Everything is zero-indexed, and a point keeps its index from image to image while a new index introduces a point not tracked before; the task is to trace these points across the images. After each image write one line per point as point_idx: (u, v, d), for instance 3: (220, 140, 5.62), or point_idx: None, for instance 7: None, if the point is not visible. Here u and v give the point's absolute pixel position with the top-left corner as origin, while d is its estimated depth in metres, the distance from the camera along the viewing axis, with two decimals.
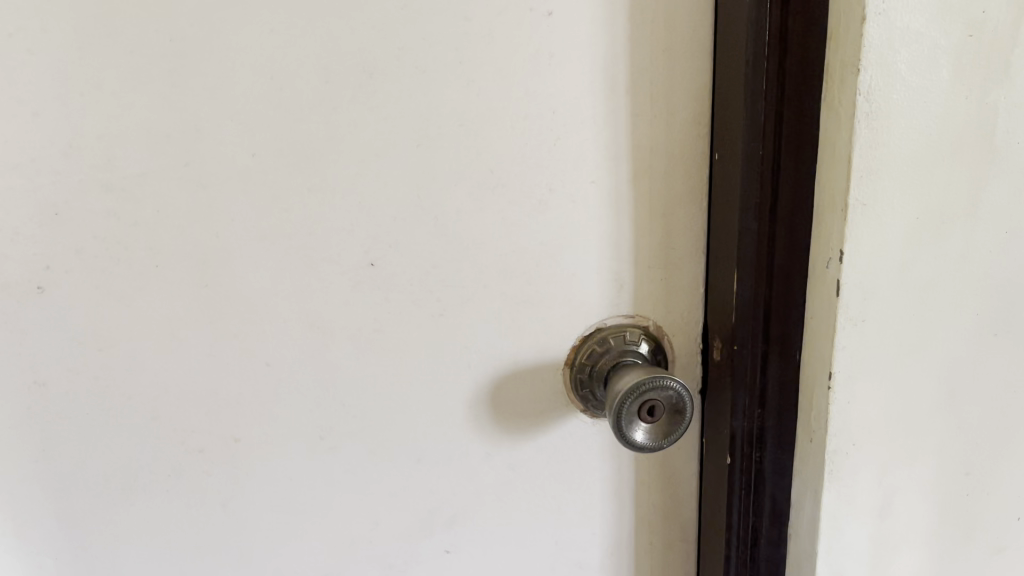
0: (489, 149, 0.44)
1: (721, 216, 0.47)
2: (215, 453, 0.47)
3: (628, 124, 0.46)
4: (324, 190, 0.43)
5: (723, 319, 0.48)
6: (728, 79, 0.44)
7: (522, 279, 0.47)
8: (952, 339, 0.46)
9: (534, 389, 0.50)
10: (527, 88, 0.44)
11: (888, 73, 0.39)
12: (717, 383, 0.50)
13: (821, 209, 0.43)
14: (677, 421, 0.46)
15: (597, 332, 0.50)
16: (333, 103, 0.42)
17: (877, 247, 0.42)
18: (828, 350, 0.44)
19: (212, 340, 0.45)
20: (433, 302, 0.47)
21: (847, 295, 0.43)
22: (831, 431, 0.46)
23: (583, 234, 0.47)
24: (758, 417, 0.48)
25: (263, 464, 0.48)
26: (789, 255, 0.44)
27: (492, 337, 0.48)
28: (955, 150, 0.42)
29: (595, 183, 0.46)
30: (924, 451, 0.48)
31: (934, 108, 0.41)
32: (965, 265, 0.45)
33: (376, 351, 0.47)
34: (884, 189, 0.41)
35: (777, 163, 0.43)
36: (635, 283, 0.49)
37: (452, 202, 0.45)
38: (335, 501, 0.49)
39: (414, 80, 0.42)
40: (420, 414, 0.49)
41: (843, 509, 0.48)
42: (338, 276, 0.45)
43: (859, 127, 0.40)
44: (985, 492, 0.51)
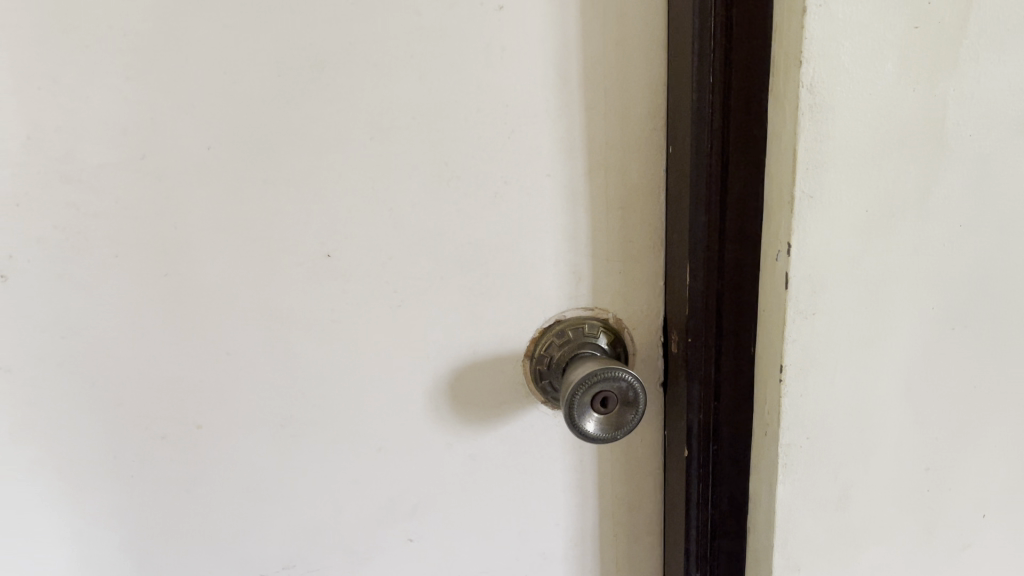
0: (443, 142, 0.45)
1: (676, 209, 0.47)
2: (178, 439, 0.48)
3: (583, 117, 0.46)
4: (279, 181, 0.44)
5: (679, 312, 0.48)
6: (679, 72, 0.44)
7: (479, 271, 0.48)
8: (907, 333, 0.46)
9: (493, 380, 0.51)
10: (480, 81, 0.44)
11: (832, 65, 0.39)
12: (676, 375, 0.50)
13: (770, 202, 0.43)
14: (630, 413, 0.46)
15: (557, 324, 0.50)
16: (286, 96, 0.43)
17: (825, 240, 0.42)
18: (779, 343, 0.44)
19: (173, 329, 0.46)
20: (390, 293, 0.47)
21: (796, 288, 0.43)
22: (784, 423, 0.46)
23: (540, 227, 0.48)
24: (713, 409, 0.48)
25: (226, 451, 0.49)
26: (739, 247, 0.44)
27: (450, 328, 0.49)
28: (903, 143, 0.42)
29: (550, 176, 0.47)
30: (880, 446, 0.48)
31: (880, 101, 0.41)
32: (918, 258, 0.45)
33: (334, 341, 0.48)
34: (831, 182, 0.41)
35: (726, 156, 0.43)
36: (593, 275, 0.50)
37: (407, 194, 0.46)
38: (297, 489, 0.50)
39: (366, 74, 0.43)
40: (380, 403, 0.50)
41: (799, 503, 0.48)
42: (295, 267, 0.46)
43: (803, 120, 0.40)
44: (948, 489, 0.51)
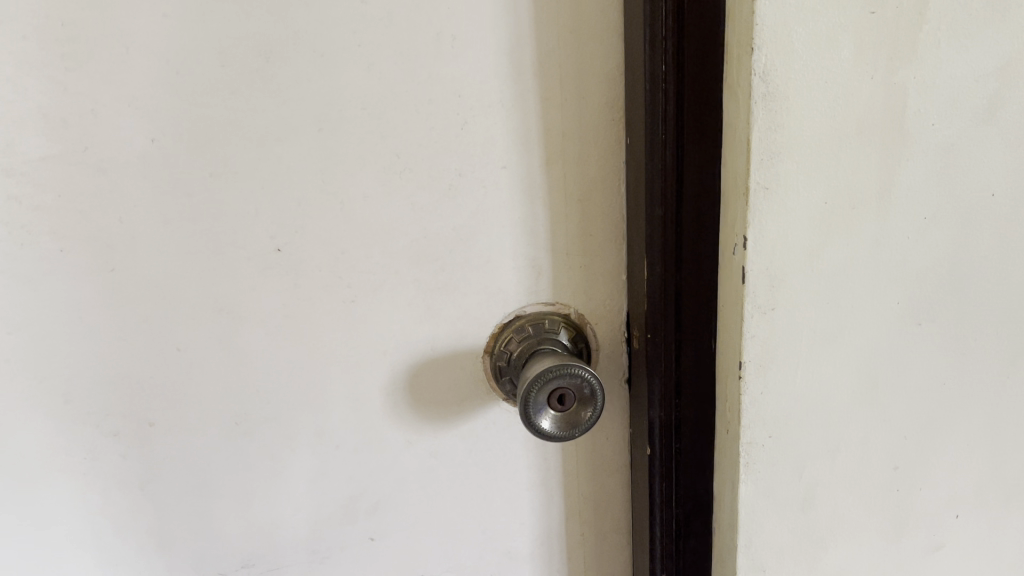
0: (393, 134, 0.44)
1: (634, 201, 0.46)
2: (129, 436, 0.48)
3: (538, 108, 0.45)
4: (226, 174, 0.44)
5: (639, 307, 0.47)
6: (633, 61, 0.43)
7: (435, 265, 0.47)
8: (871, 328, 0.45)
9: (453, 376, 0.50)
10: (430, 71, 0.43)
11: (784, 52, 0.38)
12: (638, 373, 0.49)
13: (727, 194, 0.42)
14: (587, 411, 0.45)
15: (516, 320, 0.49)
16: (230, 88, 0.42)
17: (783, 233, 0.41)
18: (738, 339, 0.43)
19: (121, 324, 0.46)
20: (343, 288, 0.47)
21: (753, 282, 0.42)
22: (744, 421, 0.45)
23: (496, 220, 0.47)
24: (675, 407, 0.47)
25: (180, 447, 0.49)
26: (697, 240, 0.43)
27: (407, 324, 0.48)
28: (862, 132, 0.41)
29: (506, 168, 0.46)
30: (846, 443, 0.47)
31: (836, 89, 0.39)
32: (880, 250, 0.43)
33: (287, 336, 0.47)
34: (786, 173, 0.40)
35: (680, 146, 0.42)
36: (553, 270, 0.48)
37: (357, 186, 0.45)
38: (253, 486, 0.50)
39: (311, 63, 0.42)
40: (336, 400, 0.49)
41: (762, 502, 0.46)
42: (245, 261, 0.45)
43: (756, 110, 0.39)
44: (918, 488, 0.49)
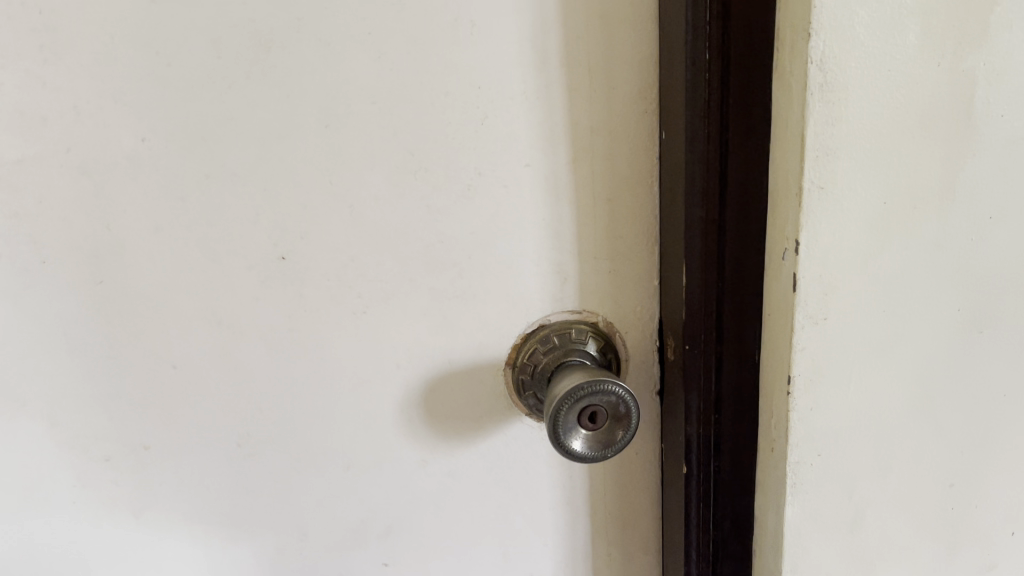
0: (406, 129, 0.40)
1: (669, 201, 0.42)
2: (121, 459, 0.45)
3: (564, 99, 0.41)
4: (223, 176, 0.40)
5: (674, 316, 0.44)
6: (670, 48, 0.39)
7: (451, 272, 0.43)
8: (929, 338, 0.41)
9: (472, 391, 0.46)
10: (446, 60, 0.39)
11: (844, 37, 0.34)
12: (672, 385, 0.45)
13: (775, 194, 0.38)
14: (620, 430, 0.42)
15: (540, 329, 0.45)
16: (226, 80, 0.38)
17: (837, 236, 0.38)
18: (786, 352, 0.40)
19: (110, 341, 0.42)
20: (352, 298, 0.43)
21: (805, 290, 0.38)
22: (792, 439, 0.41)
23: (518, 222, 0.43)
24: (714, 423, 0.43)
25: (175, 472, 0.45)
26: (741, 244, 0.40)
27: (421, 335, 0.44)
28: (927, 125, 0.37)
29: (529, 166, 0.42)
30: (899, 461, 0.43)
31: (901, 78, 0.36)
32: (943, 254, 0.40)
33: (292, 350, 0.43)
34: (844, 171, 0.36)
35: (724, 142, 0.38)
36: (579, 275, 0.45)
37: (367, 188, 0.41)
38: (256, 510, 0.47)
39: (315, 53, 0.38)
40: (345, 417, 0.45)
41: (809, 525, 0.43)
42: (245, 270, 0.42)
43: (812, 101, 0.35)
44: (973, 507, 0.46)
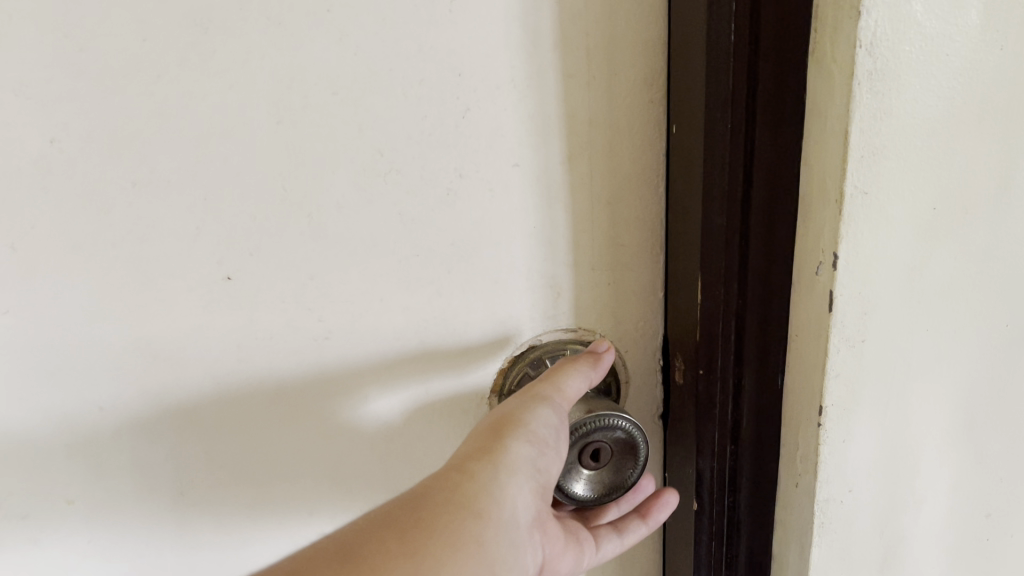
0: (375, 125, 0.34)
1: (680, 204, 0.36)
2: (54, 482, 0.39)
3: (560, 88, 0.35)
4: (156, 184, 0.34)
5: (684, 335, 0.38)
6: (682, 28, 0.33)
7: (429, 289, 0.38)
8: (972, 356, 0.36)
9: (454, 423, 0.42)
10: (421, 43, 0.33)
11: (901, 16, 0.28)
12: (681, 411, 0.40)
13: (810, 197, 0.32)
14: (630, 468, 0.38)
15: (531, 351, 0.40)
16: (156, 68, 0.32)
17: (880, 248, 0.32)
18: (817, 380, 0.34)
19: (23, 383, 0.37)
20: (314, 321, 0.37)
21: (842, 310, 0.33)
22: (821, 477, 0.36)
23: (506, 231, 0.37)
24: (729, 455, 0.38)
25: (121, 488, 0.40)
26: (767, 256, 0.34)
27: (394, 363, 0.39)
28: (983, 118, 0.32)
29: (518, 166, 0.36)
30: (935, 493, 0.39)
31: (959, 64, 0.30)
32: (991, 264, 0.35)
33: (244, 382, 0.38)
34: (890, 173, 0.31)
35: (750, 140, 0.32)
36: (574, 289, 0.39)
37: (330, 194, 0.35)
38: (211, 528, 0.42)
39: (265, 34, 0.32)
40: (309, 455, 0.41)
41: (838, 567, 0.38)
42: (185, 294, 0.36)
43: (859, 92, 0.29)
44: (1004, 535, 0.42)
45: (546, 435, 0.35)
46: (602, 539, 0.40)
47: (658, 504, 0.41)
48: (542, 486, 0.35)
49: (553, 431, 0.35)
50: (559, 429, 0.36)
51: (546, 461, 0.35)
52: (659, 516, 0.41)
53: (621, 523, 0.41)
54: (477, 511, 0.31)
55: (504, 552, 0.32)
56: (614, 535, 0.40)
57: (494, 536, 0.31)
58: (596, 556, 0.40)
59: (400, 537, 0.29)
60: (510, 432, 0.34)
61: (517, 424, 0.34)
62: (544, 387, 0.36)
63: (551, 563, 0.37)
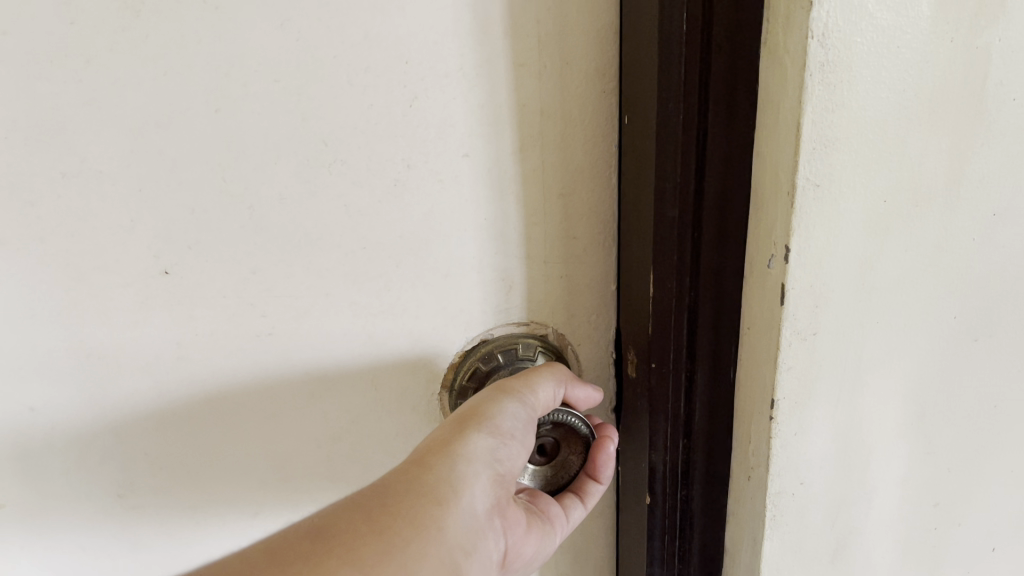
0: (318, 114, 0.33)
1: (632, 197, 0.36)
2: None
3: (511, 77, 0.34)
4: (86, 175, 0.33)
5: (638, 329, 0.37)
6: (634, 17, 0.32)
7: (377, 283, 0.37)
8: (921, 348, 0.37)
9: (404, 424, 0.41)
10: (368, 29, 0.32)
11: (854, 6, 0.28)
12: (634, 405, 0.40)
13: (763, 190, 0.32)
14: (574, 455, 0.40)
15: (482, 345, 0.40)
16: (86, 54, 0.31)
17: (832, 242, 0.32)
18: (769, 373, 0.34)
19: None
20: (256, 317, 0.37)
21: (794, 303, 0.32)
22: (773, 470, 0.35)
23: (456, 223, 0.37)
24: (682, 450, 0.38)
25: (54, 482, 0.40)
26: (719, 249, 0.34)
27: (342, 359, 0.39)
28: (935, 110, 0.32)
29: (468, 156, 0.35)
30: (886, 485, 0.39)
31: (911, 57, 0.30)
32: (942, 256, 0.35)
33: (183, 379, 0.38)
34: (842, 166, 0.31)
35: (703, 131, 0.32)
36: (526, 283, 0.39)
37: (271, 186, 0.34)
38: (137, 517, 0.42)
39: (201, 19, 0.31)
40: (256, 454, 0.41)
41: (790, 559, 0.38)
42: (120, 290, 0.36)
43: (811, 84, 0.29)
44: (955, 526, 0.43)
45: (515, 423, 0.35)
46: (568, 507, 0.41)
47: (597, 458, 0.39)
48: (507, 471, 0.35)
49: (521, 423, 0.35)
50: (528, 420, 0.36)
51: (513, 447, 0.35)
52: (606, 468, 0.39)
53: (582, 486, 0.41)
54: (441, 494, 0.32)
55: (471, 539, 0.33)
56: (580, 501, 0.41)
57: (459, 519, 0.32)
58: (568, 527, 0.40)
59: (367, 519, 0.29)
60: (473, 425, 0.34)
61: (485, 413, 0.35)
62: (515, 383, 0.36)
63: (527, 546, 0.37)
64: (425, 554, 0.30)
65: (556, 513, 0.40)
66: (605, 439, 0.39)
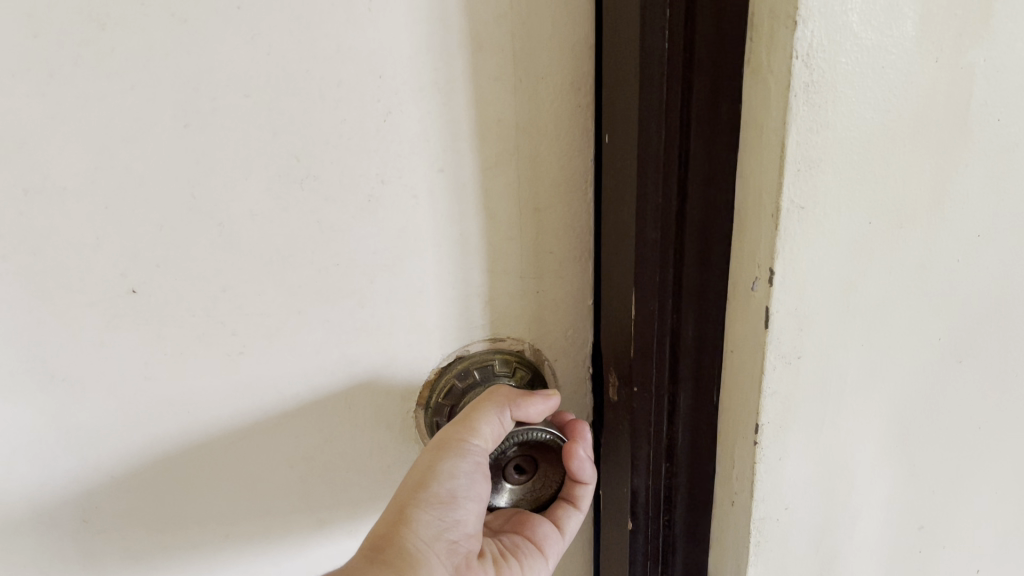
0: (289, 129, 0.33)
1: (612, 216, 0.35)
2: None
3: (485, 91, 0.34)
4: (50, 192, 0.32)
5: (619, 351, 0.37)
6: (614, 35, 0.32)
7: (350, 300, 0.37)
8: (904, 370, 0.36)
9: (376, 441, 0.41)
10: (340, 43, 0.32)
11: (837, 26, 0.28)
12: (615, 428, 0.39)
13: (746, 211, 0.31)
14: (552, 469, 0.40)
15: (458, 361, 0.40)
16: (48, 68, 0.30)
17: (817, 263, 0.31)
18: (753, 396, 0.33)
19: None
20: (227, 336, 0.36)
21: (779, 326, 0.31)
22: (757, 496, 0.34)
23: (430, 238, 0.36)
24: (665, 473, 0.37)
25: (15, 507, 0.39)
26: (702, 269, 0.33)
27: (314, 377, 0.38)
28: (920, 130, 0.31)
29: (443, 172, 0.35)
30: (870, 507, 0.38)
31: (895, 77, 0.30)
32: (926, 276, 0.35)
33: (150, 399, 0.37)
34: (827, 187, 0.30)
35: (684, 151, 0.31)
36: (501, 298, 0.39)
37: (241, 202, 0.34)
38: (104, 541, 0.41)
39: (168, 33, 0.30)
40: (227, 474, 0.40)
41: None
42: (85, 309, 0.34)
43: (795, 104, 0.28)
44: (939, 546, 0.43)
45: (461, 479, 0.36)
46: (563, 517, 0.41)
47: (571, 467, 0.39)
48: (463, 521, 0.37)
49: (467, 478, 0.36)
50: (476, 468, 0.36)
51: (465, 498, 0.37)
52: (586, 470, 0.39)
53: (573, 491, 0.41)
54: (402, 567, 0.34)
55: None
56: (574, 506, 0.41)
57: None
58: (568, 537, 0.41)
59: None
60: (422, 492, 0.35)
61: (429, 476, 0.35)
62: (456, 432, 0.36)
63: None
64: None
65: (546, 536, 0.41)
66: (574, 444, 0.38)
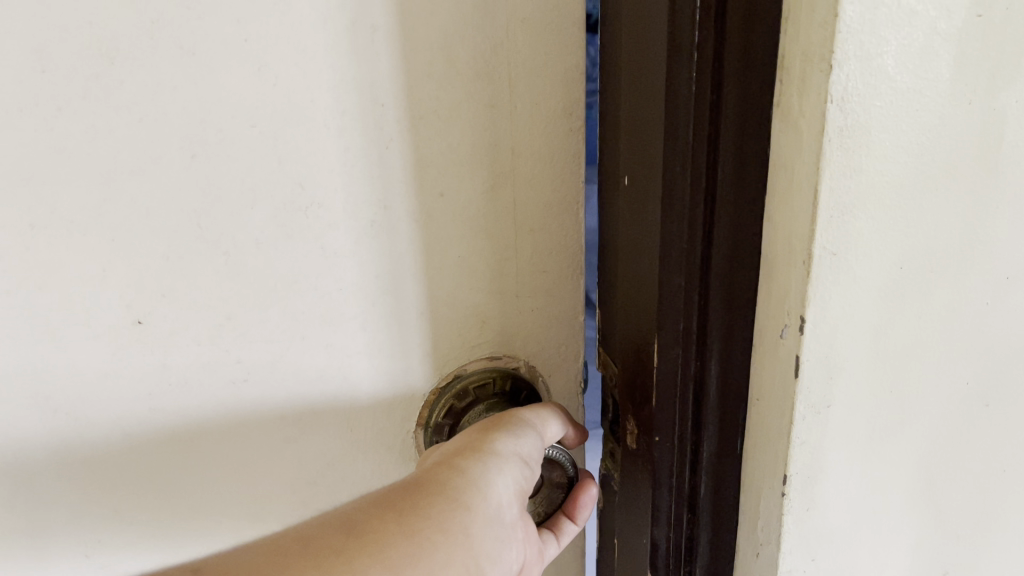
0: (295, 158, 0.32)
1: (631, 255, 0.34)
2: None
3: (484, 120, 0.34)
4: (57, 226, 0.31)
5: (638, 397, 0.36)
6: (636, 72, 0.31)
7: (354, 325, 0.36)
8: (932, 416, 0.35)
9: (380, 466, 0.40)
10: (345, 72, 0.31)
11: (872, 70, 0.27)
12: (633, 473, 0.38)
13: (774, 258, 0.30)
14: (556, 493, 0.41)
15: (456, 380, 0.39)
16: (56, 101, 0.29)
17: (848, 310, 0.30)
18: (781, 447, 0.32)
19: None
20: (232, 364, 0.35)
21: (808, 375, 0.31)
22: (784, 547, 0.34)
23: (435, 261, 0.36)
24: (687, 523, 0.36)
25: (18, 537, 0.38)
26: (727, 316, 0.32)
27: (318, 405, 0.37)
28: (955, 175, 0.30)
29: (443, 196, 0.35)
30: (892, 551, 0.37)
31: (929, 119, 0.29)
32: (955, 320, 0.34)
33: (152, 427, 0.36)
34: (861, 234, 0.29)
35: (711, 193, 0.30)
36: (500, 317, 0.38)
37: (247, 229, 0.33)
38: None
39: (176, 65, 0.30)
40: (230, 502, 0.39)
41: None
42: (89, 340, 0.34)
43: (829, 149, 0.27)
44: None
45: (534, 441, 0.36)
46: (545, 540, 0.40)
47: (579, 499, 0.40)
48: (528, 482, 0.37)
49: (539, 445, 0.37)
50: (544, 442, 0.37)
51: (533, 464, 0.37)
52: (587, 509, 0.41)
53: (557, 523, 0.41)
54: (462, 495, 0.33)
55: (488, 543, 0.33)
56: (554, 537, 0.40)
57: (478, 526, 0.33)
58: (545, 560, 0.39)
59: (398, 519, 0.31)
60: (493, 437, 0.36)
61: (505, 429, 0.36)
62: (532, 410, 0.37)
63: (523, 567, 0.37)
64: (448, 560, 0.31)
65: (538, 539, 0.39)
66: (588, 481, 0.41)
